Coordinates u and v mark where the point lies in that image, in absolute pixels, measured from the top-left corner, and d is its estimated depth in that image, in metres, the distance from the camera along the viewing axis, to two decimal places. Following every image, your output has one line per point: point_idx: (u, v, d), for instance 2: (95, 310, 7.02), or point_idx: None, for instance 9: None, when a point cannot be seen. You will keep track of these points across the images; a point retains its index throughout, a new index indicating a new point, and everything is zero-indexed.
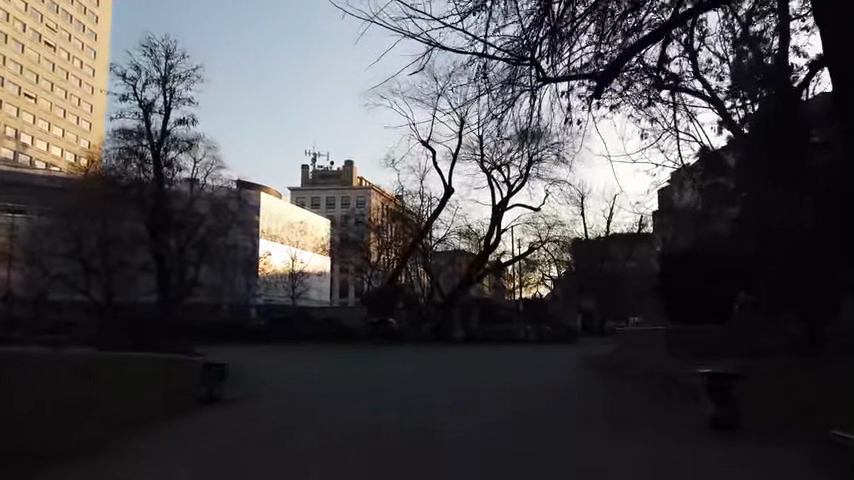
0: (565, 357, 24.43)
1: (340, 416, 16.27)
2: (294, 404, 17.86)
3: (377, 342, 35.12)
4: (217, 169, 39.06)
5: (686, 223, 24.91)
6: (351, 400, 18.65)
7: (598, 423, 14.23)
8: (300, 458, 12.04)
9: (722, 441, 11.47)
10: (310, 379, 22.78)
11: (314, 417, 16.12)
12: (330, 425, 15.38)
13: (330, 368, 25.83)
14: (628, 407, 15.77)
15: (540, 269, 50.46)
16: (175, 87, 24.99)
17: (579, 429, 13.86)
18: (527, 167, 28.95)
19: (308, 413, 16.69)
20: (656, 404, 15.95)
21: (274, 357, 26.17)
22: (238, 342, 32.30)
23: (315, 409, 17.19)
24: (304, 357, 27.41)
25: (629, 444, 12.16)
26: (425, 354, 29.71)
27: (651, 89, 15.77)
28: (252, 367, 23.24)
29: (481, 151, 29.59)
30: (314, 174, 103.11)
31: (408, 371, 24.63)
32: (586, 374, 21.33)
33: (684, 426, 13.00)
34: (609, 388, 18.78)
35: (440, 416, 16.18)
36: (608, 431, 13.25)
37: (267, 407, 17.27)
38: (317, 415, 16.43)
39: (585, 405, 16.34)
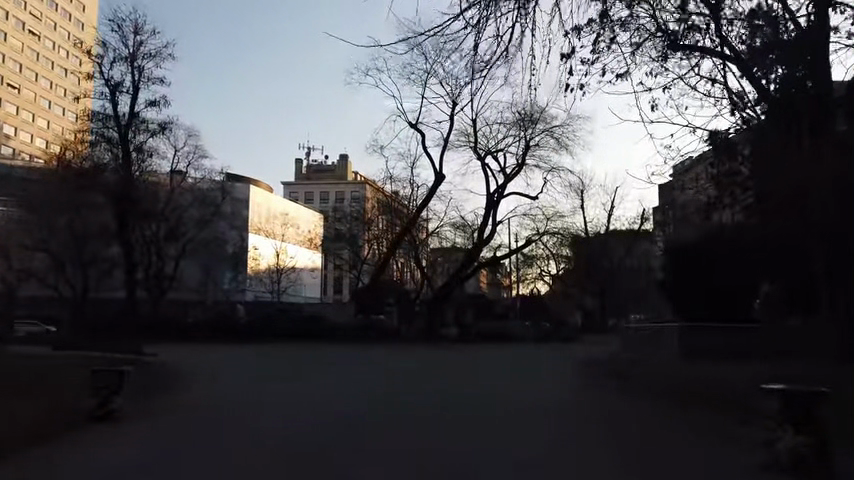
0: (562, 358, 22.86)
1: (313, 419, 14.69)
2: (266, 404, 16.33)
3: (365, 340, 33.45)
4: (200, 159, 37.28)
5: (693, 214, 23.29)
6: (323, 400, 17.26)
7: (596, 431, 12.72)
8: (256, 466, 10.46)
9: (724, 463, 10.29)
10: (287, 379, 21.36)
11: (285, 419, 14.54)
12: (301, 427, 13.82)
13: (312, 366, 24.37)
14: (625, 411, 14.43)
15: (539, 264, 49.17)
16: (144, 65, 23.18)
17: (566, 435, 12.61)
18: (524, 154, 27.15)
19: (281, 414, 15.13)
20: (662, 411, 14.44)
21: (251, 354, 24.69)
22: None
23: (288, 410, 15.61)
24: (284, 355, 25.92)
25: (631, 458, 10.72)
26: (413, 353, 28.26)
27: (665, 49, 14.77)
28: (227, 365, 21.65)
29: (475, 135, 27.83)
30: (308, 169, 101.11)
31: (393, 370, 23.17)
32: (583, 372, 19.82)
33: (685, 442, 11.74)
34: (604, 391, 17.47)
35: (422, 418, 14.66)
36: (606, 442, 11.81)
37: (237, 407, 15.74)
38: (287, 417, 14.85)
39: (575, 408, 15.04)
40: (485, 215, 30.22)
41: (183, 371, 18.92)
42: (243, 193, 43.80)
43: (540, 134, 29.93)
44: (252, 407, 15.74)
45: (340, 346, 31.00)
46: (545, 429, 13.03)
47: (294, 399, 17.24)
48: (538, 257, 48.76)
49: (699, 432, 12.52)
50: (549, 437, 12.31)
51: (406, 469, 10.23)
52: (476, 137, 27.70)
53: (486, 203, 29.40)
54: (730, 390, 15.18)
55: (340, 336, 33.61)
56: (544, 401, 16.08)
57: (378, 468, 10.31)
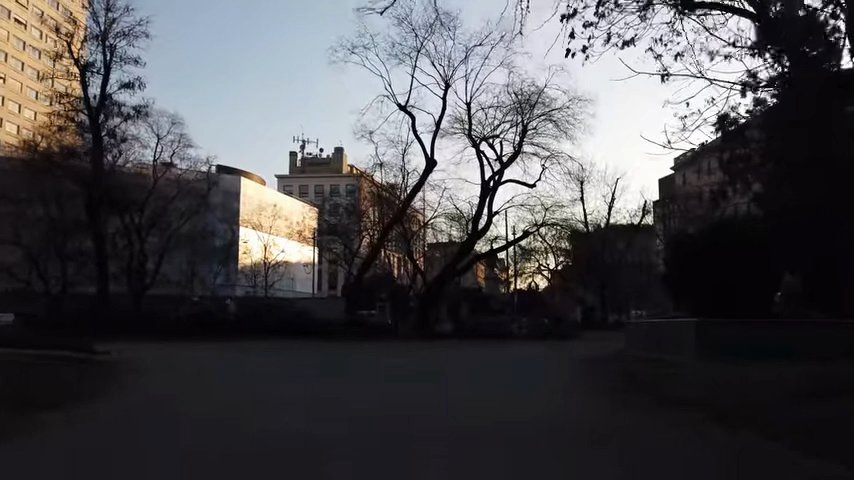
0: (563, 356, 21.42)
1: (292, 417, 13.31)
2: (245, 400, 14.92)
3: (357, 337, 32.04)
4: (185, 149, 35.99)
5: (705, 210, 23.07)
6: (292, 397, 15.67)
7: (608, 428, 11.35)
8: (217, 467, 9.17)
9: (723, 464, 8.78)
10: (262, 371, 19.79)
11: (264, 417, 13.18)
12: (279, 424, 12.46)
13: (291, 361, 22.73)
14: (618, 409, 12.95)
15: (539, 257, 47.48)
16: (116, 44, 22.00)
17: (543, 434, 11.15)
18: (520, 139, 25.63)
19: (259, 411, 13.75)
20: (678, 401, 13.10)
21: (225, 352, 23.01)
22: (194, 338, 29.26)
23: (268, 406, 14.23)
24: (262, 351, 24.26)
25: (651, 458, 9.37)
26: (399, 351, 26.62)
27: (678, 8, 13.50)
28: (194, 362, 19.97)
29: (469, 120, 26.40)
30: (303, 161, 99.15)
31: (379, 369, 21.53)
32: (585, 368, 18.42)
33: (681, 440, 10.28)
34: (597, 386, 15.97)
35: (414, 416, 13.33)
36: (619, 439, 10.48)
37: (211, 401, 14.31)
38: (267, 414, 13.47)
39: (561, 408, 13.57)
40: (480, 205, 28.72)
41: (140, 368, 17.39)
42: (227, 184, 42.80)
43: (537, 120, 28.54)
44: (227, 403, 14.34)
45: (325, 343, 29.36)
46: (551, 427, 11.68)
47: (276, 394, 15.84)
48: (537, 251, 46.61)
49: (721, 421, 11.22)
50: (554, 436, 10.97)
51: (392, 470, 8.91)
52: (471, 120, 26.18)
53: (480, 191, 27.99)
54: (737, 387, 13.61)
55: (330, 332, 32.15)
56: (530, 401, 14.58)
57: (361, 470, 9.04)
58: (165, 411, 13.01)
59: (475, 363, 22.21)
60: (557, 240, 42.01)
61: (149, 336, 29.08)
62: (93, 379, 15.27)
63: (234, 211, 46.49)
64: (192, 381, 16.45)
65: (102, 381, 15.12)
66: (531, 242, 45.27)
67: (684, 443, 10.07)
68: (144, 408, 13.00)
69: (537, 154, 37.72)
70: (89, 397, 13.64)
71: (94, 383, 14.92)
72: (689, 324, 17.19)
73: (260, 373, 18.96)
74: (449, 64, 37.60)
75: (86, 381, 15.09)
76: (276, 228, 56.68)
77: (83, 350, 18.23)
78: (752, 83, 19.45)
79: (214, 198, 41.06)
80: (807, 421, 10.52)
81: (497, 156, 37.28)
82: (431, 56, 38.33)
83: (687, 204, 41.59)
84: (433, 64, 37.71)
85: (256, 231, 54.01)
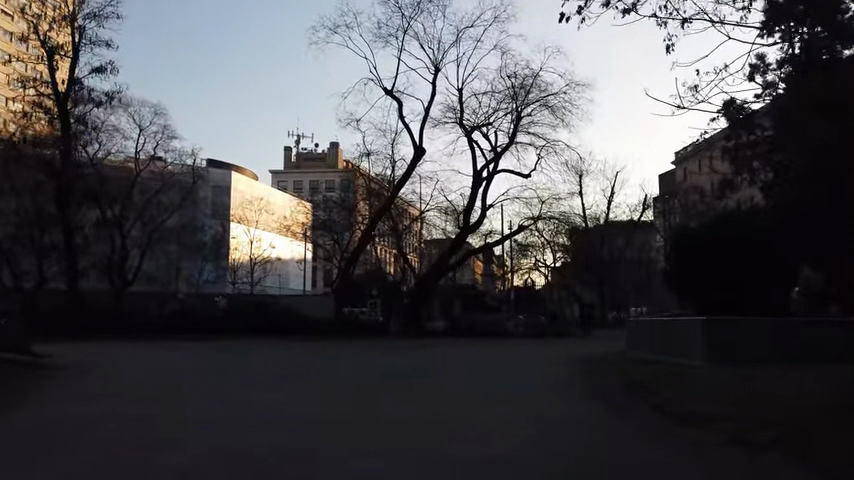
0: (556, 355, 20.36)
1: (246, 411, 12.33)
2: (211, 397, 13.80)
3: (343, 335, 30.94)
4: (169, 141, 34.89)
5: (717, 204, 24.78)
6: (260, 394, 14.65)
7: (598, 427, 10.28)
8: (139, 469, 8.13)
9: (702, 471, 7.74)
10: (234, 368, 18.68)
11: (226, 414, 12.08)
12: (241, 420, 11.37)
13: (272, 359, 21.66)
14: (594, 407, 11.94)
15: (536, 252, 46.12)
16: (87, 26, 20.82)
17: (505, 432, 10.16)
18: (515, 126, 24.40)
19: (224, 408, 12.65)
20: (677, 395, 12.00)
21: (196, 351, 21.90)
22: (173, 337, 28.22)
23: (234, 404, 13.08)
24: (240, 349, 23.20)
25: (632, 459, 8.33)
26: (384, 349, 25.50)
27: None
28: (157, 361, 18.90)
29: (461, 107, 25.14)
30: (298, 156, 97.37)
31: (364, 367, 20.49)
32: (580, 367, 17.33)
33: (662, 441, 9.23)
34: (584, 384, 14.93)
35: (389, 409, 12.28)
36: (610, 439, 9.39)
37: (171, 399, 13.20)
38: (230, 410, 12.39)
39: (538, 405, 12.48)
40: (473, 196, 27.52)
41: (93, 368, 16.36)
42: (208, 177, 41.25)
43: (532, 107, 27.28)
44: (189, 401, 13.21)
45: (307, 341, 28.27)
46: (535, 425, 10.62)
47: (247, 390, 14.74)
48: (534, 247, 45.19)
49: (725, 419, 10.12)
50: (537, 434, 9.88)
51: (336, 476, 7.86)
52: (463, 108, 24.92)
53: (472, 182, 26.74)
54: (736, 385, 12.50)
55: (318, 331, 31.00)
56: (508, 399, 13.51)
57: (290, 473, 8.02)
58: (116, 410, 11.92)
59: (462, 361, 21.12)
60: (555, 235, 40.69)
61: (122, 334, 28.03)
62: (33, 381, 14.24)
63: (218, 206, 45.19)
64: (156, 381, 15.36)
65: (41, 384, 14.09)
66: (527, 237, 43.87)
67: (663, 444, 9.03)
68: (86, 408, 11.89)
69: (533, 144, 36.49)
70: (28, 399, 12.55)
71: (33, 385, 13.90)
72: (697, 324, 15.81)
73: (232, 372, 17.87)
74: (440, 49, 36.17)
75: (25, 383, 14.06)
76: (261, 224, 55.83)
77: (31, 350, 17.21)
78: (761, 66, 18.40)
79: (201, 192, 39.91)
80: (822, 418, 9.42)
81: (491, 147, 36.05)
82: (421, 41, 36.68)
83: (697, 197, 40.25)
84: (423, 49, 36.21)
85: (241, 225, 53.23)
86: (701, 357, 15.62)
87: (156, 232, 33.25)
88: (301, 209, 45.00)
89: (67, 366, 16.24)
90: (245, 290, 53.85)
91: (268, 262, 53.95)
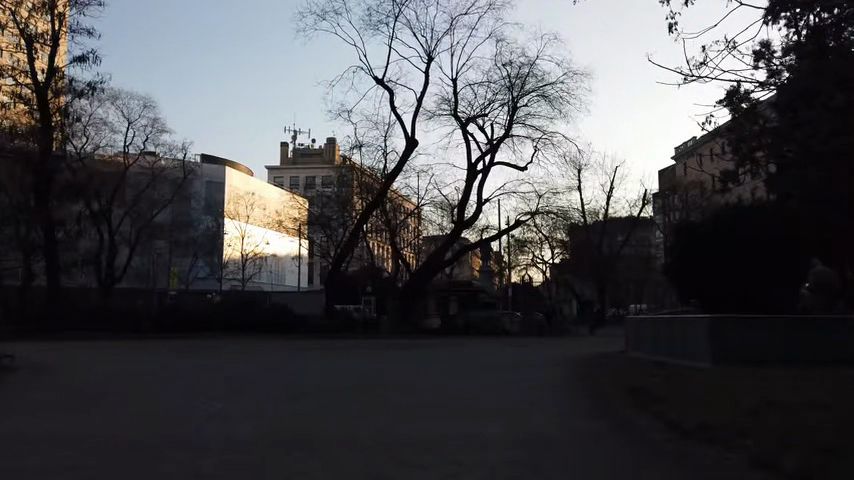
0: (549, 355, 19.72)
1: (214, 414, 11.68)
2: (185, 397, 13.15)
3: (334, 333, 30.25)
4: (159, 135, 34.21)
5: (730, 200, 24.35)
6: (236, 394, 13.99)
7: (590, 425, 9.63)
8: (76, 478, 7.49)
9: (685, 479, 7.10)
10: (214, 368, 18.00)
11: (197, 415, 11.42)
12: (211, 423, 10.69)
13: (257, 358, 20.96)
14: (582, 407, 11.27)
15: (534, 248, 45.36)
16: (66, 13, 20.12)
17: (479, 435, 9.51)
18: (510, 118, 23.73)
19: (197, 409, 12.02)
20: (675, 386, 11.36)
21: (177, 351, 21.22)
22: (158, 336, 27.54)
23: (208, 405, 12.42)
24: (224, 348, 22.51)
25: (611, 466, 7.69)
26: (375, 347, 24.82)
27: None
28: (134, 363, 18.24)
29: (455, 98, 24.42)
30: (294, 152, 96.25)
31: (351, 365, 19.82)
32: (575, 365, 16.64)
33: (647, 445, 8.58)
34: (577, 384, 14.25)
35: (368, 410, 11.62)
36: (600, 440, 8.74)
37: (137, 402, 12.55)
38: (203, 412, 11.74)
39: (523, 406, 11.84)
40: (467, 189, 26.83)
41: (60, 371, 15.74)
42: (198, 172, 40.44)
43: (528, 98, 26.60)
44: (162, 403, 12.55)
45: (295, 340, 27.58)
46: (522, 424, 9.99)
47: (223, 391, 14.08)
48: (532, 242, 44.42)
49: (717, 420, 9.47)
50: (522, 436, 9.23)
51: None
52: (457, 99, 24.23)
53: (467, 175, 26.04)
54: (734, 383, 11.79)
55: (309, 330, 30.25)
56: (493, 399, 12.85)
57: None
58: (74, 414, 11.29)
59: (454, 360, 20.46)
60: (552, 231, 39.95)
61: (105, 333, 27.38)
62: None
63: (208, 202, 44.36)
64: (129, 384, 14.70)
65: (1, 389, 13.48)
66: (525, 232, 43.12)
67: (647, 448, 8.40)
68: (41, 414, 11.26)
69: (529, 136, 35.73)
70: None
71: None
72: (701, 322, 14.94)
73: (212, 372, 17.20)
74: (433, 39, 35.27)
75: None
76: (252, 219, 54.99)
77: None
78: (766, 53, 17.82)
79: (190, 187, 39.15)
80: (829, 410, 8.78)
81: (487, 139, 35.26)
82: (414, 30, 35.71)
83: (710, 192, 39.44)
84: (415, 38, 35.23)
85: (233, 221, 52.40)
86: (703, 355, 14.88)
87: (144, 229, 32.44)
88: (292, 203, 44.16)
89: (33, 370, 15.62)
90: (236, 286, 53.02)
91: (260, 257, 53.10)
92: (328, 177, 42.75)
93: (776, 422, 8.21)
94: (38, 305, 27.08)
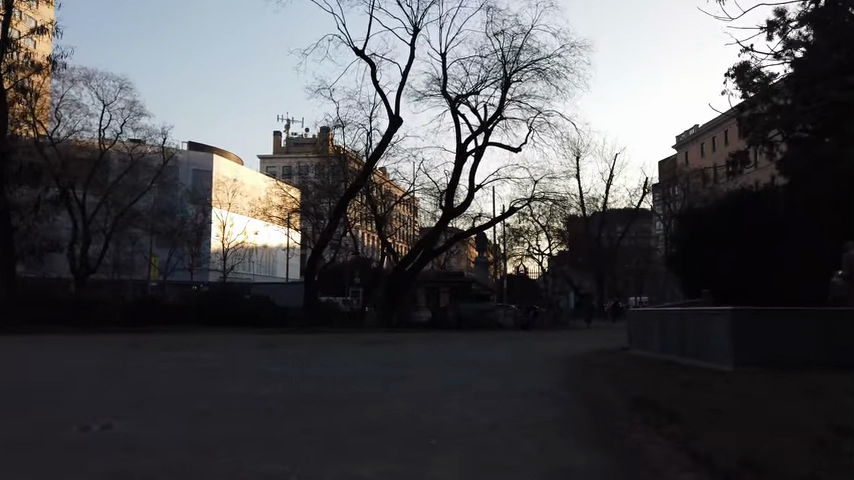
0: (540, 351, 18.22)
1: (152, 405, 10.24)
2: (130, 390, 11.69)
3: (317, 325, 28.90)
4: (138, 118, 32.64)
5: (740, 186, 22.83)
6: (190, 382, 12.60)
7: (590, 433, 8.03)
8: None
9: None
10: (176, 359, 16.60)
11: (133, 406, 9.91)
12: (145, 412, 9.16)
13: (226, 348, 19.51)
14: (579, 405, 9.81)
15: (529, 238, 44.22)
16: None
17: (452, 436, 8.05)
18: (503, 95, 22.20)
19: (136, 402, 10.49)
20: (692, 392, 9.73)
21: (140, 345, 19.72)
22: (130, 328, 26.08)
23: (153, 398, 10.90)
24: (192, 341, 21.05)
25: None
26: (356, 341, 23.42)
27: None
28: (89, 356, 16.77)
29: (444, 75, 22.87)
30: (285, 141, 94.35)
31: (328, 353, 18.49)
32: (571, 364, 15.16)
33: (649, 452, 7.11)
34: (573, 378, 12.78)
35: (333, 405, 10.19)
36: (603, 456, 7.11)
37: (72, 394, 11.09)
38: (142, 402, 10.27)
39: (509, 400, 10.40)
40: (457, 172, 25.28)
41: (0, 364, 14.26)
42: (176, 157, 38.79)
43: (522, 74, 25.02)
44: (100, 393, 11.04)
45: (275, 333, 26.20)
46: (507, 426, 8.47)
47: (175, 383, 12.64)
48: (526, 232, 43.57)
49: (736, 415, 8.01)
50: (507, 443, 7.64)
51: None
52: (446, 76, 22.66)
53: (457, 158, 24.49)
54: (755, 383, 10.28)
55: (289, 322, 28.86)
56: (477, 391, 11.42)
57: None
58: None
59: (438, 353, 19.09)
60: (548, 220, 38.65)
61: (72, 325, 25.91)
62: None
63: (187, 192, 42.74)
64: (73, 377, 13.22)
65: None
66: (520, 221, 42.23)
67: (649, 457, 6.93)
68: None
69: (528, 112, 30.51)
70: None
71: None
72: (723, 319, 13.14)
73: (171, 363, 15.79)
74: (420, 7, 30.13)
75: None
76: (233, 205, 53.87)
77: None
78: (780, 24, 16.36)
79: (170, 174, 37.63)
80: None
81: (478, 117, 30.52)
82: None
83: (713, 181, 38.00)
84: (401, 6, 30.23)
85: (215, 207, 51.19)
86: (719, 353, 13.32)
87: (119, 219, 31.81)
88: (276, 190, 42.58)
89: None
90: (215, 274, 51.60)
91: (241, 246, 51.83)
92: (314, 163, 41.10)
93: (809, 438, 6.68)
94: (2, 294, 25.55)
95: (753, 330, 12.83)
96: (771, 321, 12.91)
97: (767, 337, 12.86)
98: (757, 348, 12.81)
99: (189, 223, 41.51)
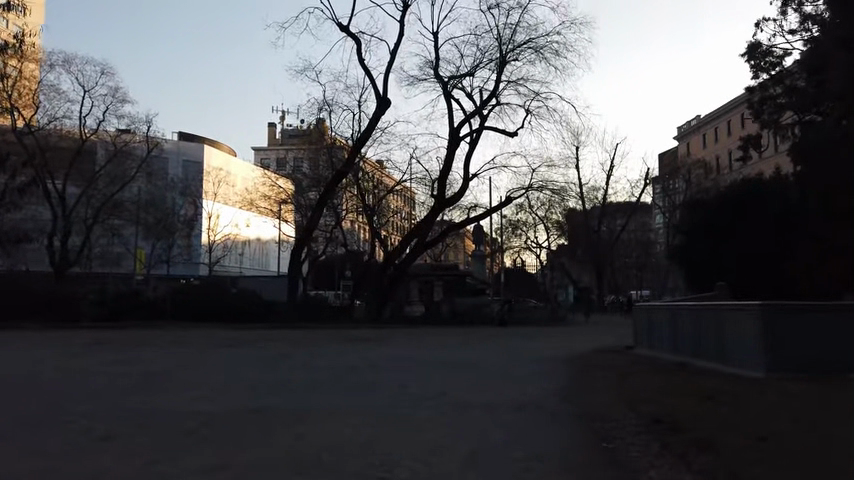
0: (538, 348, 17.21)
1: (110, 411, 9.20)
2: (87, 391, 10.64)
3: (305, 320, 27.92)
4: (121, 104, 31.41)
5: (750, 176, 21.61)
6: (154, 383, 11.54)
7: (601, 460, 6.61)
8: None
9: None
10: (149, 355, 15.58)
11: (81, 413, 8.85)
12: (93, 420, 8.08)
13: (203, 345, 18.50)
14: (583, 414, 8.73)
15: (526, 230, 43.23)
16: None
17: (438, 452, 6.98)
18: (498, 76, 21.00)
19: (92, 407, 9.43)
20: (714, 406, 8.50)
21: (114, 340, 18.69)
22: (110, 322, 25.10)
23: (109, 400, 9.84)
24: (170, 337, 20.05)
25: None
26: (344, 338, 22.41)
27: None
28: (56, 352, 15.75)
29: (436, 55, 21.69)
30: (280, 132, 93.35)
31: (312, 349, 17.50)
32: (572, 363, 14.10)
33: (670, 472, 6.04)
34: (574, 380, 11.72)
35: (308, 412, 9.10)
36: None
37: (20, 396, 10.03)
38: (98, 407, 9.22)
39: (505, 408, 9.32)
40: (449, 158, 24.02)
41: None
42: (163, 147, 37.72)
43: (519, 54, 23.79)
44: (52, 394, 9.98)
45: (261, 327, 25.22)
46: (503, 439, 7.40)
47: (138, 384, 11.58)
48: (524, 223, 42.63)
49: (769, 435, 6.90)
50: (498, 471, 6.21)
51: None
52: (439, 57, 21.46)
53: (449, 143, 23.23)
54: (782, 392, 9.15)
55: (277, 316, 27.85)
56: (471, 396, 10.33)
57: None
58: None
59: (429, 351, 18.09)
60: (547, 211, 37.62)
61: (48, 319, 24.94)
62: None
63: (175, 182, 41.62)
64: (29, 376, 12.17)
65: None
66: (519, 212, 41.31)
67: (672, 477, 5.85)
68: None
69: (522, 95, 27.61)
70: None
71: None
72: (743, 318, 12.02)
73: (142, 361, 14.75)
74: None
75: None
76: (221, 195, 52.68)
77: None
78: None
79: (157, 164, 36.59)
80: None
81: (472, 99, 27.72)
82: None
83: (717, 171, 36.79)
84: None
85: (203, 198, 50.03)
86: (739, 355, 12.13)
87: (100, 210, 30.50)
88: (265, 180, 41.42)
89: None
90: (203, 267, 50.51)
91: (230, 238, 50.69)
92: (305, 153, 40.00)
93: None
94: None
95: (779, 329, 11.69)
96: (799, 320, 11.73)
97: (797, 337, 11.69)
98: (784, 350, 11.65)
99: (177, 214, 40.45)
